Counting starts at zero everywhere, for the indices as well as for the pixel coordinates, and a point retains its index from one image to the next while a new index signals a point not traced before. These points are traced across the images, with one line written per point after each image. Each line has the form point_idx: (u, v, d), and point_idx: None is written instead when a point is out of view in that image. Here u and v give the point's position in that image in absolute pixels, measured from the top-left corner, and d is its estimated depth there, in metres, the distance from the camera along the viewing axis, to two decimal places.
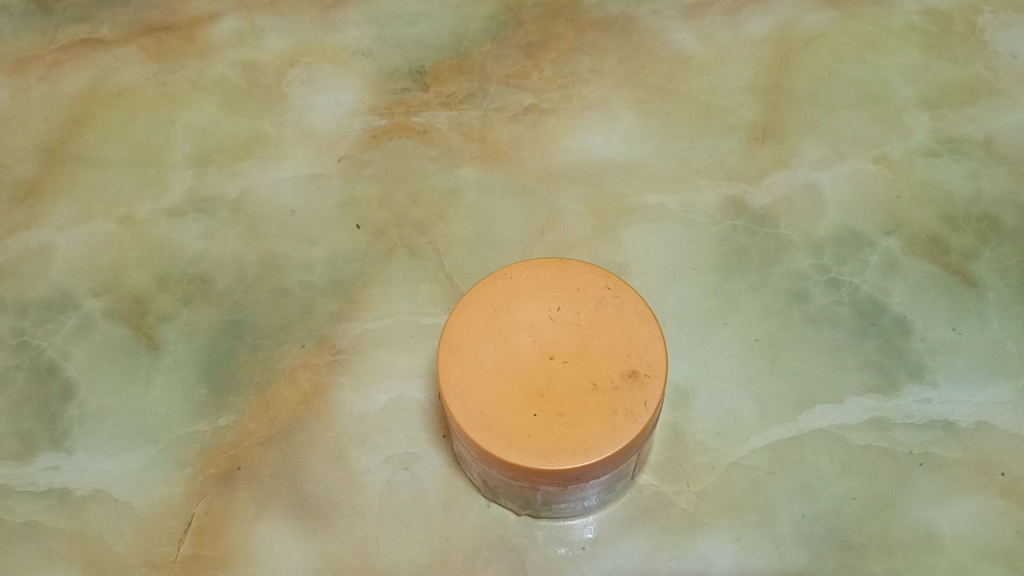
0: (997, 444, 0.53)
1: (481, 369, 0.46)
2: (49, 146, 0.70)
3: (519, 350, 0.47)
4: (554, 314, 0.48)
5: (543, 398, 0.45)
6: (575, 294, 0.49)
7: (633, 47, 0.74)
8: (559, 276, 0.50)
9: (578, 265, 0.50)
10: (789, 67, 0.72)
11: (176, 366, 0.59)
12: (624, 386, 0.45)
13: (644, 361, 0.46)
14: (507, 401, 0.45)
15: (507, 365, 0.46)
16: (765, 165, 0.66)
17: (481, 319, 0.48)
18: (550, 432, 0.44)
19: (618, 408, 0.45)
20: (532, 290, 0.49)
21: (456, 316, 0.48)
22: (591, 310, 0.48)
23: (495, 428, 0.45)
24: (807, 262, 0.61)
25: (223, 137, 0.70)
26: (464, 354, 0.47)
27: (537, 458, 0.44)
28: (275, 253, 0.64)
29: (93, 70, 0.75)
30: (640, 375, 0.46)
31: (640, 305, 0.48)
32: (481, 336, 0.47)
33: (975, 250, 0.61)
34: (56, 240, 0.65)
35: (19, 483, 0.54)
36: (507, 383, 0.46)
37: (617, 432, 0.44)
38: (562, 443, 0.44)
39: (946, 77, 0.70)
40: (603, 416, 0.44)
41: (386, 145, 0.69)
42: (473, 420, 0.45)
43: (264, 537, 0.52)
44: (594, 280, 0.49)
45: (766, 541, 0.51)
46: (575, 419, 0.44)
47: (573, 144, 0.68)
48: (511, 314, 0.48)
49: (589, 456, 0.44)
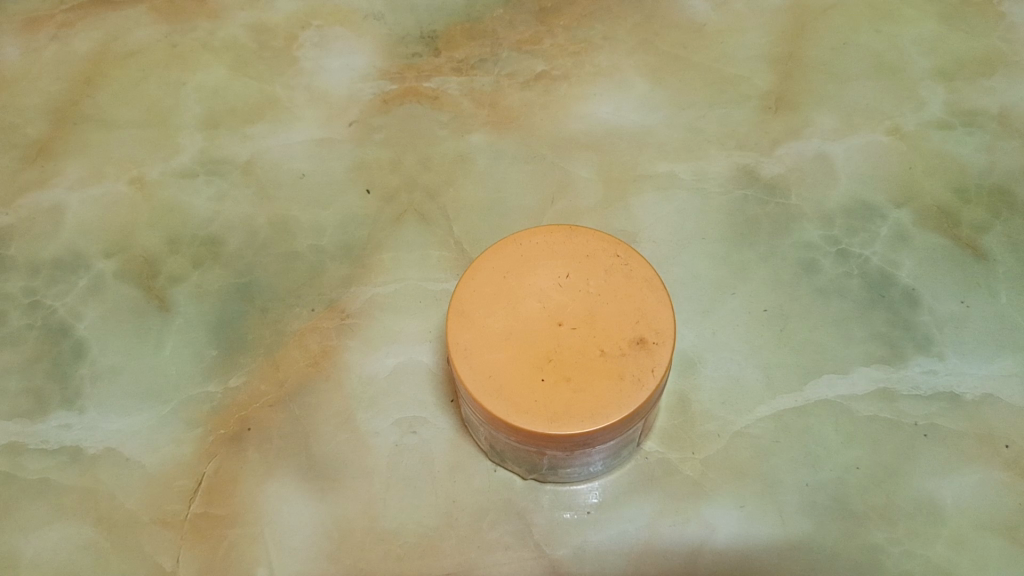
0: (1002, 417, 0.53)
1: (490, 335, 0.46)
2: (60, 106, 0.70)
3: (528, 315, 0.47)
4: (563, 281, 0.48)
5: (551, 364, 0.45)
6: (585, 261, 0.49)
7: (646, 15, 0.73)
8: (568, 244, 0.50)
9: (587, 233, 0.50)
10: (804, 36, 0.71)
11: (186, 327, 0.59)
12: (632, 353, 0.46)
13: (652, 328, 0.46)
14: (515, 366, 0.45)
15: (516, 331, 0.46)
16: (778, 135, 0.66)
17: (491, 285, 0.48)
18: (557, 398, 0.44)
19: (625, 374, 0.45)
20: (542, 256, 0.49)
21: (466, 282, 0.49)
22: (600, 278, 0.48)
23: (502, 393, 0.45)
24: (818, 233, 0.61)
25: (234, 100, 0.70)
26: (474, 319, 0.47)
27: (544, 423, 0.44)
28: (285, 217, 0.64)
29: (104, 30, 0.74)
30: (648, 342, 0.46)
31: (649, 274, 0.48)
32: (490, 301, 0.48)
33: (987, 223, 0.61)
34: (68, 200, 0.65)
35: (32, 441, 0.55)
36: (516, 348, 0.46)
37: (624, 398, 0.44)
38: (570, 408, 0.44)
39: (962, 48, 0.70)
40: (610, 382, 0.45)
41: (397, 110, 0.68)
42: (481, 385, 0.45)
43: (273, 497, 0.52)
44: (604, 247, 0.49)
45: (770, 509, 0.51)
46: (582, 384, 0.45)
47: (584, 111, 0.68)
48: (520, 279, 0.48)
49: (596, 421, 0.44)
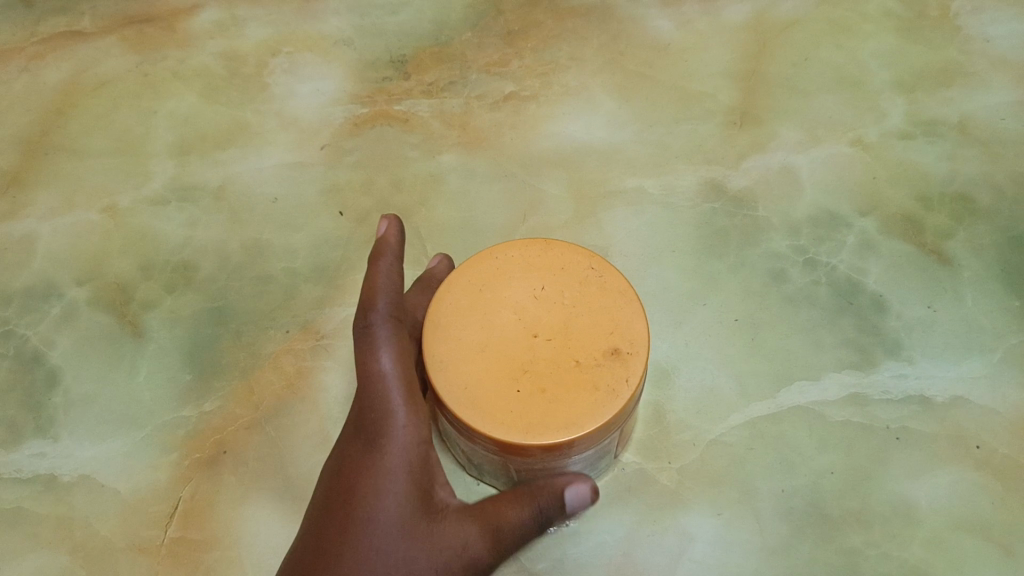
0: (972, 418, 0.54)
1: (466, 347, 0.46)
2: (32, 137, 0.71)
3: (503, 326, 0.47)
4: (538, 294, 0.48)
5: (527, 374, 0.45)
6: (559, 274, 0.49)
7: (612, 35, 0.74)
8: (544, 257, 0.50)
9: (561, 247, 0.50)
10: (767, 52, 0.72)
11: (160, 353, 0.59)
12: (606, 363, 0.45)
13: (626, 338, 0.46)
14: (490, 378, 0.45)
15: (492, 342, 0.46)
16: (743, 148, 0.67)
17: (466, 299, 0.48)
18: (533, 408, 0.44)
19: (599, 384, 0.45)
20: (516, 270, 0.49)
21: (442, 296, 0.49)
22: (574, 289, 0.48)
23: (478, 404, 0.44)
24: (785, 242, 0.62)
25: (205, 126, 0.70)
26: (450, 332, 0.47)
27: (520, 434, 0.43)
28: (259, 241, 0.64)
29: (73, 61, 0.75)
30: (622, 352, 0.46)
31: (623, 286, 0.49)
32: (465, 314, 0.48)
33: (950, 229, 0.62)
34: (40, 230, 0.65)
35: (5, 470, 0.55)
36: (491, 359, 0.46)
37: (599, 407, 0.44)
38: (546, 418, 0.44)
39: (920, 61, 0.71)
40: (586, 392, 0.45)
41: (367, 133, 0.69)
42: (458, 397, 0.45)
43: (251, 520, 0.52)
44: (578, 261, 0.50)
45: (747, 516, 0.52)
46: (558, 395, 0.44)
47: (553, 130, 0.69)
48: (495, 292, 0.48)
49: (572, 431, 0.44)
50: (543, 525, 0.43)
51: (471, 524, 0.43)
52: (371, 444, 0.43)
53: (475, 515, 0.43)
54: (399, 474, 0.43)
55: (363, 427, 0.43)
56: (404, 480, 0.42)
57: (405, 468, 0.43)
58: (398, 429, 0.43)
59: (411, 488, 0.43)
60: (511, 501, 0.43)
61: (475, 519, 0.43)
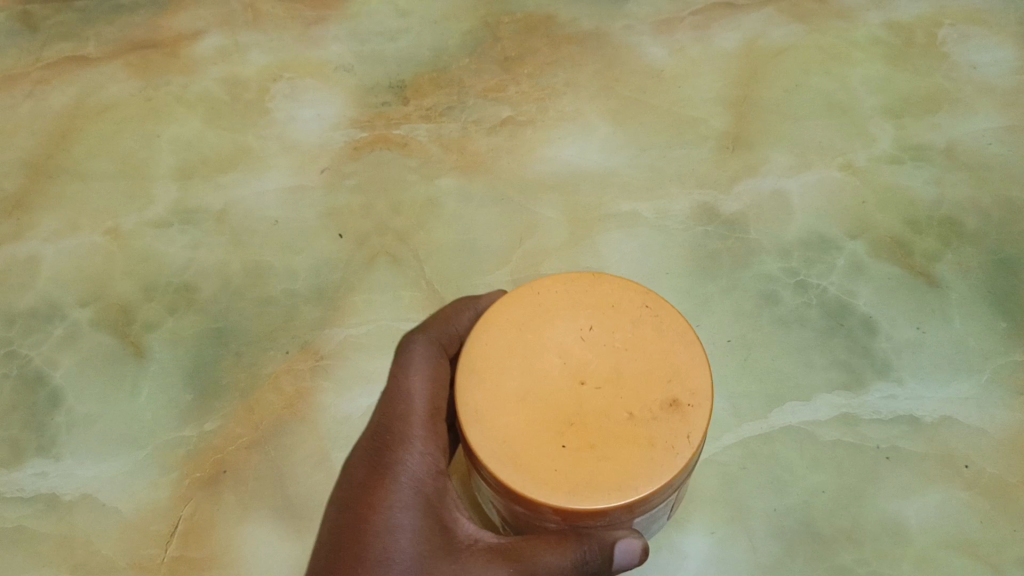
0: (960, 438, 0.55)
1: (502, 396, 0.41)
2: (36, 160, 0.72)
3: (544, 372, 0.41)
4: (585, 334, 0.43)
5: (571, 429, 0.39)
6: (610, 309, 0.44)
7: (607, 61, 0.76)
8: (590, 291, 0.45)
9: (613, 280, 0.45)
10: (758, 79, 0.74)
11: (162, 373, 0.60)
12: (664, 417, 0.40)
13: (688, 388, 0.41)
14: (527, 430, 0.40)
15: (532, 391, 0.41)
16: (735, 173, 0.68)
17: (501, 339, 0.43)
18: (576, 468, 0.39)
19: (656, 441, 0.39)
20: (560, 304, 0.44)
21: (475, 335, 0.44)
22: (626, 328, 0.43)
23: (511, 461, 0.39)
24: (777, 265, 0.63)
25: (207, 150, 0.72)
26: (483, 379, 0.42)
27: (560, 498, 0.38)
28: (259, 263, 0.65)
29: (78, 86, 0.76)
30: (682, 404, 0.40)
31: (682, 325, 0.43)
32: (498, 355, 0.42)
33: (938, 252, 0.64)
34: (43, 251, 0.67)
35: (7, 489, 0.55)
36: (531, 410, 0.40)
37: (655, 470, 0.39)
38: (594, 480, 0.38)
39: (908, 87, 0.73)
40: (639, 449, 0.39)
41: (367, 157, 0.70)
42: (487, 453, 0.40)
43: (250, 538, 0.53)
44: (633, 295, 0.44)
45: (739, 535, 0.52)
46: (608, 451, 0.39)
47: (550, 154, 0.70)
48: (535, 333, 0.43)
49: (622, 496, 0.38)
50: (581, 573, 0.41)
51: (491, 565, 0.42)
52: (391, 474, 0.45)
53: (495, 553, 0.43)
54: (416, 504, 0.45)
55: (384, 455, 0.46)
56: (415, 516, 0.44)
57: (423, 497, 0.45)
58: (418, 460, 0.46)
59: (429, 522, 0.44)
60: (546, 543, 0.41)
61: (496, 558, 0.43)
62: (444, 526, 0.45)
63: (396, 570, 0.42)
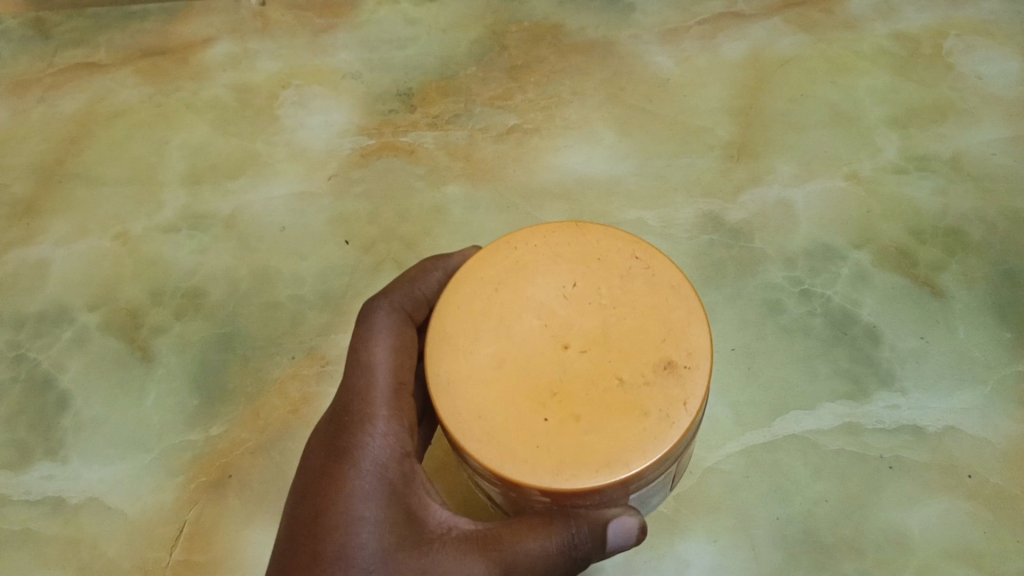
0: (963, 448, 0.55)
1: (483, 364, 0.41)
2: (47, 165, 0.73)
3: (527, 336, 0.41)
4: (568, 292, 0.43)
5: (556, 398, 0.39)
6: (596, 266, 0.44)
7: (613, 70, 0.76)
8: (573, 247, 0.45)
9: (598, 234, 0.45)
10: (764, 88, 0.74)
11: (168, 377, 0.60)
12: (658, 381, 0.40)
13: (681, 348, 0.41)
14: (510, 401, 0.40)
15: (514, 357, 0.41)
16: (741, 181, 0.68)
17: (482, 302, 0.43)
18: (563, 441, 0.39)
19: (649, 409, 0.39)
20: (543, 263, 0.44)
21: (456, 300, 0.44)
22: (613, 284, 0.43)
23: (496, 437, 0.39)
24: (781, 274, 0.64)
25: (216, 156, 0.72)
26: (464, 346, 0.42)
27: (547, 474, 0.38)
28: (266, 268, 0.66)
29: (89, 92, 0.77)
30: (677, 366, 0.40)
31: (676, 280, 0.43)
32: (480, 322, 0.43)
33: (943, 262, 0.64)
34: (53, 256, 0.67)
35: (15, 492, 0.56)
36: (514, 380, 0.40)
37: (648, 440, 0.39)
38: (582, 453, 0.38)
39: (914, 98, 0.73)
40: (631, 417, 0.39)
41: (374, 164, 0.71)
42: (470, 427, 0.40)
43: (254, 542, 0.53)
44: (619, 250, 0.44)
45: (742, 543, 0.52)
46: (596, 420, 0.39)
47: (556, 163, 0.70)
48: (516, 294, 0.43)
49: (613, 470, 0.38)
50: (566, 559, 0.41)
51: (470, 554, 0.43)
52: (352, 457, 0.44)
53: (474, 542, 0.43)
54: (381, 486, 0.44)
55: (346, 437, 0.45)
56: (380, 504, 0.43)
57: (388, 479, 0.44)
58: (380, 442, 0.45)
59: (394, 510, 0.43)
60: (528, 528, 0.41)
61: (477, 547, 0.43)
62: (413, 511, 0.44)
63: (360, 561, 0.41)
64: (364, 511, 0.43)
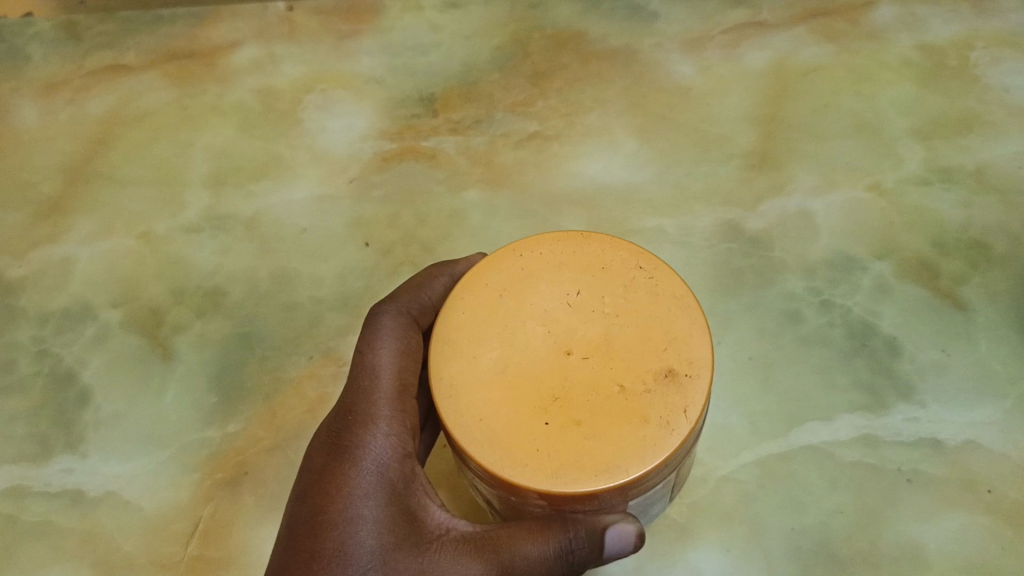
0: (983, 463, 0.54)
1: (485, 368, 0.41)
2: (74, 165, 0.74)
3: (530, 341, 0.42)
4: (572, 299, 0.43)
5: (557, 404, 0.40)
6: (599, 275, 0.44)
7: (635, 78, 0.76)
8: (578, 256, 0.45)
9: (602, 242, 0.46)
10: (787, 98, 0.74)
11: (187, 374, 0.61)
12: (659, 389, 0.40)
13: (683, 357, 0.41)
14: (511, 406, 0.40)
15: (517, 362, 0.41)
16: (761, 191, 0.68)
17: (486, 307, 0.44)
18: (563, 446, 0.39)
19: (649, 416, 0.39)
20: (547, 271, 0.44)
21: (459, 303, 0.44)
22: (616, 293, 0.43)
23: (497, 440, 0.39)
24: (800, 284, 0.63)
25: (239, 159, 0.73)
26: (467, 350, 0.42)
27: (546, 478, 0.38)
28: (286, 269, 0.66)
29: (117, 94, 0.78)
30: (679, 374, 0.40)
31: (678, 290, 0.43)
32: (482, 327, 0.43)
33: (965, 275, 0.63)
34: (77, 253, 0.68)
35: (35, 484, 0.57)
36: (516, 385, 0.40)
37: (648, 446, 0.39)
38: (582, 459, 0.38)
39: (938, 110, 0.73)
40: (632, 424, 0.39)
41: (395, 168, 0.71)
42: (471, 431, 0.40)
43: (267, 542, 0.53)
44: (622, 260, 0.45)
45: (756, 553, 0.52)
46: (597, 426, 0.39)
47: (576, 169, 0.71)
48: (521, 300, 0.43)
49: (613, 476, 0.38)
50: (564, 563, 0.41)
51: (469, 556, 0.43)
52: (353, 458, 0.44)
53: (472, 545, 0.43)
54: (382, 486, 0.44)
55: (347, 436, 0.45)
56: (381, 504, 0.43)
57: (389, 480, 0.44)
58: (382, 443, 0.45)
59: (393, 511, 0.44)
60: (527, 532, 0.41)
61: (474, 550, 0.43)
62: (412, 512, 0.44)
63: (359, 560, 0.41)
64: (364, 511, 0.43)
